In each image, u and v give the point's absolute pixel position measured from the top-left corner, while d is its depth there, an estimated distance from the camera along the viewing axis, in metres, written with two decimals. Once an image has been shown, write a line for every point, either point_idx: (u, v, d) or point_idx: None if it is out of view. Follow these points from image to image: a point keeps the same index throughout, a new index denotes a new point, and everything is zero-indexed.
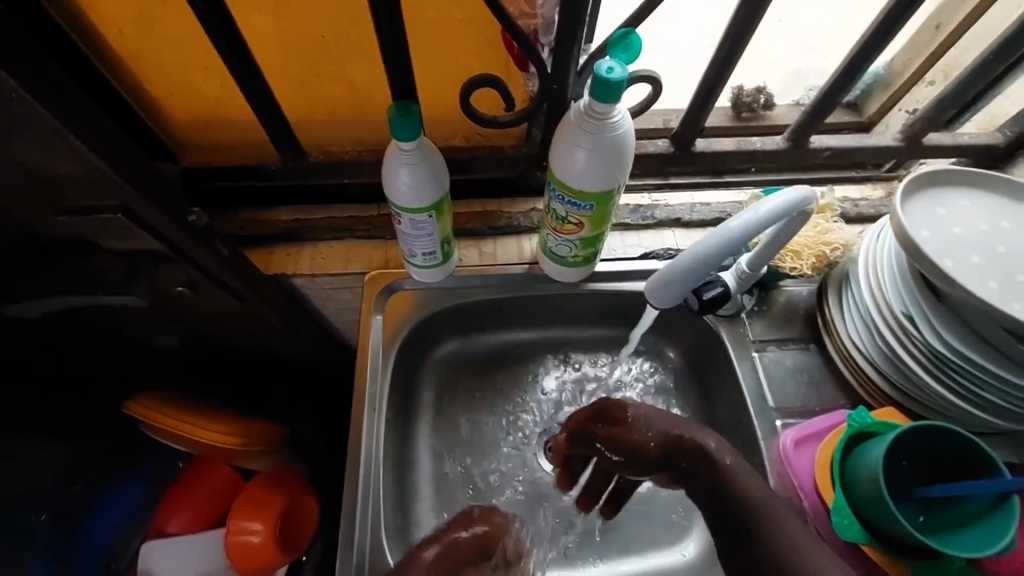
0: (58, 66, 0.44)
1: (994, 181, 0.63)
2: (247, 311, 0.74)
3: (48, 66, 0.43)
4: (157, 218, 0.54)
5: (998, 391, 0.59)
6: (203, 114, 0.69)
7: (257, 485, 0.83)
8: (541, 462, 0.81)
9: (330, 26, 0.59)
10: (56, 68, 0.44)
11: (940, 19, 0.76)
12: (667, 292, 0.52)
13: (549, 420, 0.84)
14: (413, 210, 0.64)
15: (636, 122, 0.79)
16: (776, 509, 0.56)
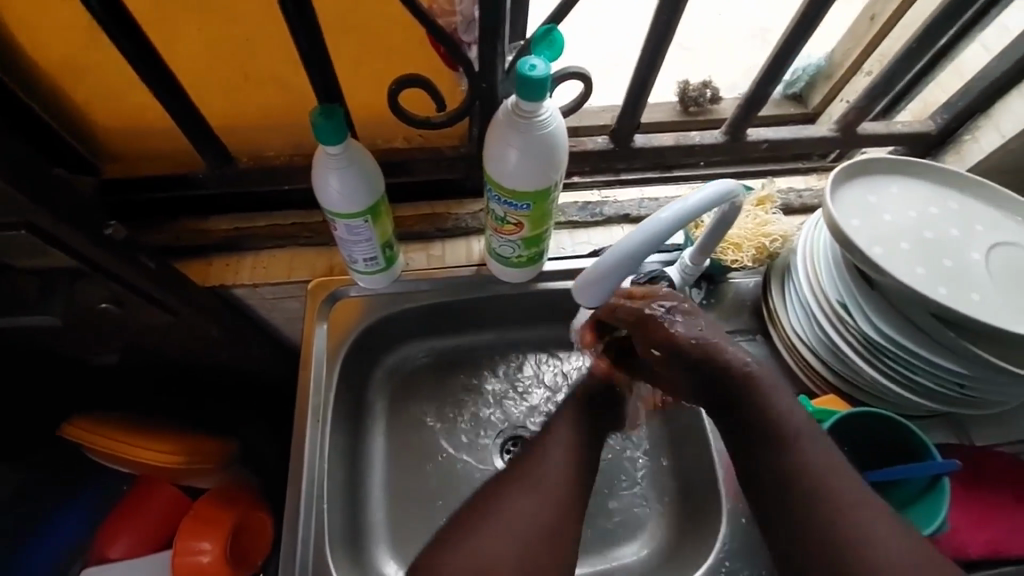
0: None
1: (924, 168, 0.63)
2: (183, 325, 0.71)
3: None
4: (66, 233, 0.51)
5: (930, 375, 0.60)
6: (120, 122, 0.66)
7: (204, 504, 0.81)
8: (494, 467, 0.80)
9: (243, 28, 0.57)
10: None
11: (875, 10, 0.77)
12: (598, 288, 0.52)
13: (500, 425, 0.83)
14: (347, 215, 0.62)
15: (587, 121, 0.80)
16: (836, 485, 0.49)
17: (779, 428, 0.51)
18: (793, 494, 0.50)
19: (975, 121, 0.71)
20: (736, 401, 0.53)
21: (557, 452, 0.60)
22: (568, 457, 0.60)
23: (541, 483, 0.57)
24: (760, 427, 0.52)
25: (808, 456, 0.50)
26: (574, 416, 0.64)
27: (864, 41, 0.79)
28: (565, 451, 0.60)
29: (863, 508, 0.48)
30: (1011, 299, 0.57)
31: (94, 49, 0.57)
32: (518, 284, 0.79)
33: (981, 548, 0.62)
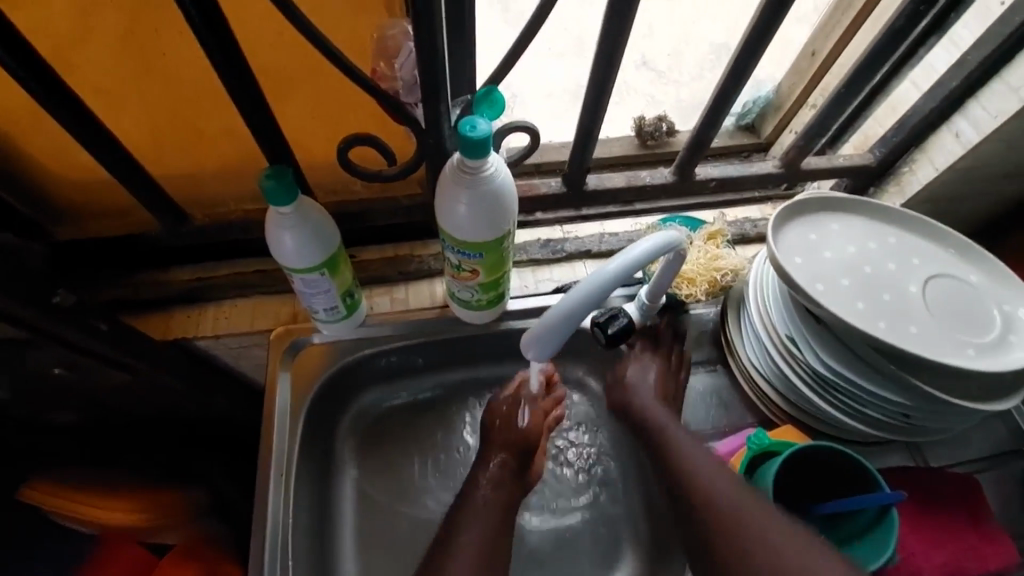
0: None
1: (859, 205, 0.66)
2: (143, 383, 0.71)
3: None
4: (10, 306, 0.51)
5: (876, 405, 0.62)
6: (72, 186, 0.67)
7: (171, 562, 0.80)
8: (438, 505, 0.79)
9: (187, 90, 0.58)
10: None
11: (815, 47, 0.80)
12: (544, 341, 0.54)
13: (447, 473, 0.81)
14: (303, 270, 0.62)
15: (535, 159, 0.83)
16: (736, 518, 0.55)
17: (669, 448, 0.63)
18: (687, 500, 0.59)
19: (911, 154, 0.75)
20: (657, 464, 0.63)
21: (469, 537, 0.62)
22: (484, 539, 0.63)
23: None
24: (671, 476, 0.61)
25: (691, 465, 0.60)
26: (483, 501, 0.66)
27: (807, 75, 0.82)
28: (482, 527, 0.64)
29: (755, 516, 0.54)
30: (947, 329, 0.59)
31: (27, 114, 0.57)
32: (482, 325, 0.80)
33: (937, 569, 0.64)
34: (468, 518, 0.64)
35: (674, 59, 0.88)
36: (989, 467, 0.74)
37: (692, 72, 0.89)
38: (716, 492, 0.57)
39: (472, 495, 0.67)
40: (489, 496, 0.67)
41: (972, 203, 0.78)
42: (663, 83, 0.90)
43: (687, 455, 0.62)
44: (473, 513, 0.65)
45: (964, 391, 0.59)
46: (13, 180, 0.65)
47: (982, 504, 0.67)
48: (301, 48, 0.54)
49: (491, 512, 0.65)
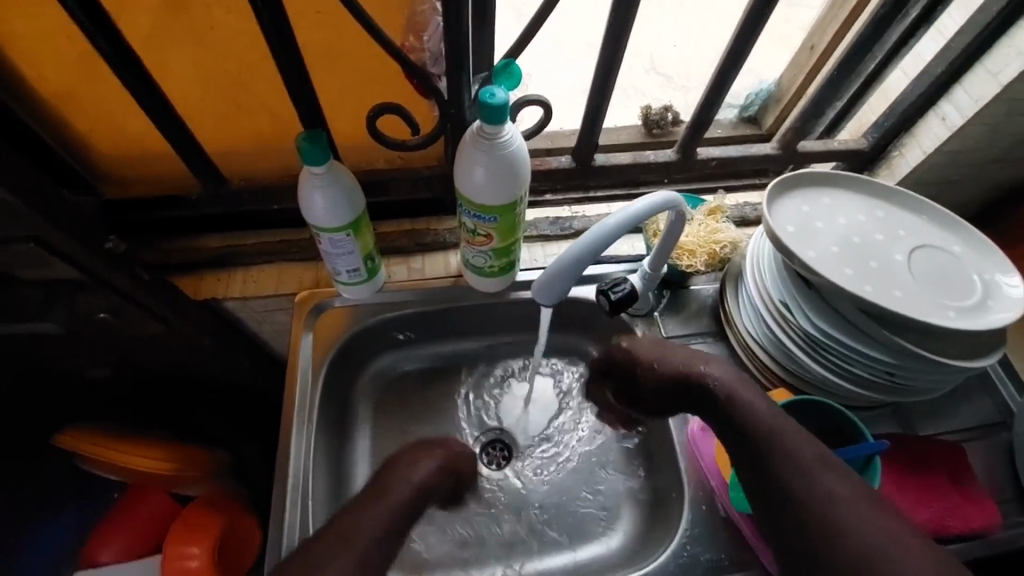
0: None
1: (852, 181, 0.71)
2: (178, 338, 0.76)
3: None
4: (69, 244, 0.57)
5: (863, 365, 0.66)
6: (122, 148, 0.72)
7: (195, 510, 0.84)
8: None
9: (237, 61, 0.64)
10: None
11: (814, 40, 0.83)
12: (552, 289, 0.59)
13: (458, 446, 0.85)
14: (331, 229, 0.67)
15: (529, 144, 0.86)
16: (835, 495, 0.50)
17: (741, 409, 0.58)
18: (760, 462, 0.54)
19: (900, 139, 0.79)
20: (736, 433, 0.58)
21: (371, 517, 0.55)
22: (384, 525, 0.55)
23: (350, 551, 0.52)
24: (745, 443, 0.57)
25: (762, 424, 0.56)
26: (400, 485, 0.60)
27: (806, 67, 0.85)
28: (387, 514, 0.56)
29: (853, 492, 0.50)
30: (930, 293, 0.63)
31: (99, 83, 0.63)
32: (494, 294, 0.84)
33: (922, 526, 0.67)
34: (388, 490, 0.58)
35: (684, 66, 0.92)
36: (977, 437, 0.77)
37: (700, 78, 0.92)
38: (784, 449, 0.54)
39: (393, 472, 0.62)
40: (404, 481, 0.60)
41: (964, 185, 0.82)
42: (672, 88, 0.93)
43: (755, 406, 0.58)
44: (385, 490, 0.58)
45: (945, 350, 0.63)
46: (70, 145, 0.70)
47: (964, 466, 0.71)
48: (339, 24, 0.60)
49: (390, 509, 0.57)
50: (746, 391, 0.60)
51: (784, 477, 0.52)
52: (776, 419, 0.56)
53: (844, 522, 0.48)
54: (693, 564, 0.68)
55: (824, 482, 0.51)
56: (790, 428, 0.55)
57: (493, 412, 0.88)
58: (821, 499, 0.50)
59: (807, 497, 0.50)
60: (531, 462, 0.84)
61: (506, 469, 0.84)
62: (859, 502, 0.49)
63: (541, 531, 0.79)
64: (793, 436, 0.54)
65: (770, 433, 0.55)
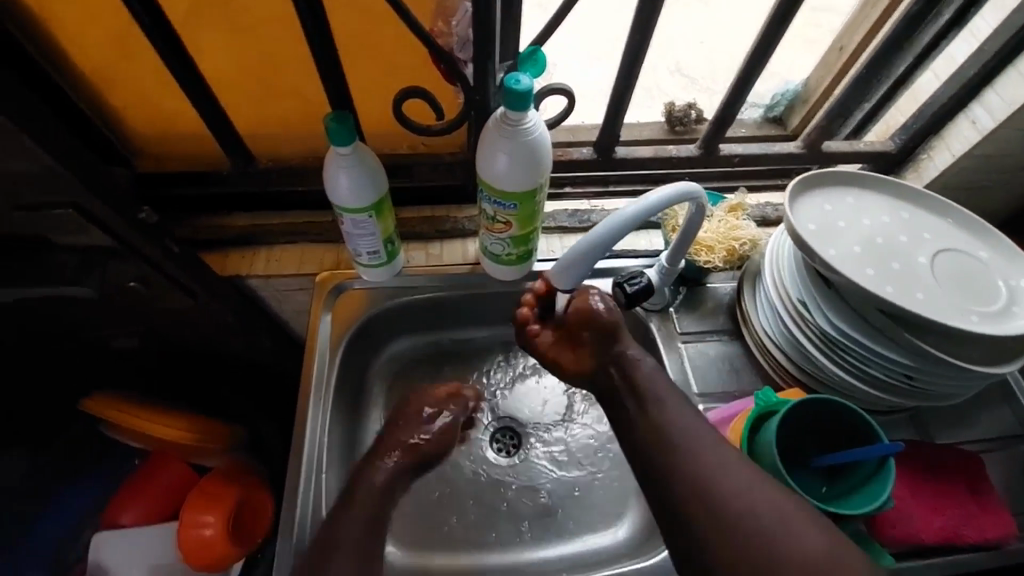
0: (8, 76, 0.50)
1: (877, 182, 0.70)
2: (202, 312, 0.79)
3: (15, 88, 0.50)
4: (104, 212, 0.59)
5: (881, 367, 0.65)
6: (157, 125, 0.75)
7: (212, 482, 0.86)
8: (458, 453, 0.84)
9: (271, 42, 0.65)
10: (7, 77, 0.49)
11: (843, 41, 0.82)
12: (569, 275, 0.59)
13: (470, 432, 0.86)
14: (354, 210, 0.69)
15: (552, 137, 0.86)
16: (733, 488, 0.53)
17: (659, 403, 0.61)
18: (663, 460, 0.57)
19: (929, 141, 0.78)
20: (641, 426, 0.61)
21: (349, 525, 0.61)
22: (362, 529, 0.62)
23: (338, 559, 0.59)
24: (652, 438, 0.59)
25: (675, 423, 0.59)
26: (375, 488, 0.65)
27: (834, 68, 0.84)
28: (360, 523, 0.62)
29: (750, 484, 0.53)
30: (954, 297, 0.62)
31: (140, 59, 0.65)
32: (510, 283, 0.85)
33: (935, 534, 0.66)
34: (372, 488, 0.65)
35: (708, 67, 0.92)
36: (996, 448, 0.75)
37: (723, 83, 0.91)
38: (692, 444, 0.57)
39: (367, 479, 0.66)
40: (379, 483, 0.66)
41: (994, 191, 0.80)
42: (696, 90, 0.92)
43: (674, 404, 0.61)
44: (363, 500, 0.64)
45: (968, 356, 0.62)
46: (108, 119, 0.73)
47: (981, 475, 0.70)
48: (372, 7, 0.61)
49: (368, 517, 0.63)
50: (662, 385, 0.63)
51: (686, 474, 0.55)
52: (685, 419, 0.59)
53: (743, 512, 0.52)
54: None
55: (721, 475, 0.54)
56: (699, 428, 0.58)
57: (504, 400, 0.89)
58: (719, 493, 0.53)
59: (708, 488, 0.53)
60: (540, 451, 0.85)
61: (515, 456, 0.84)
62: (756, 491, 0.53)
63: (548, 519, 0.80)
64: (701, 434, 0.58)
65: (678, 433, 0.58)
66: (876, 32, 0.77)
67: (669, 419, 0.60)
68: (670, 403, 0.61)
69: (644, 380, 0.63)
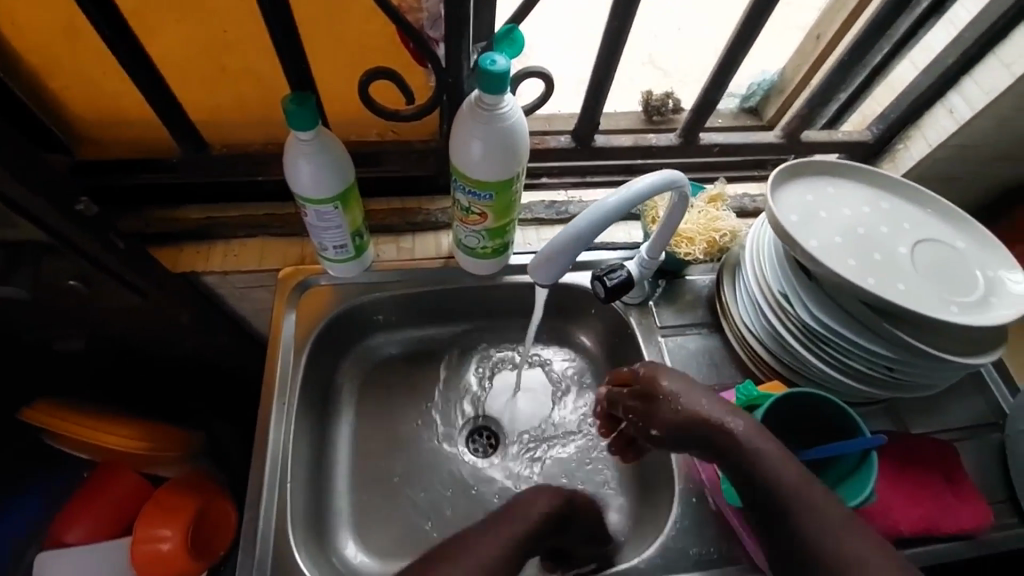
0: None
1: (855, 171, 0.70)
2: (153, 310, 0.72)
3: None
4: (36, 204, 0.54)
5: (862, 359, 0.65)
6: (98, 109, 0.68)
7: (166, 492, 0.80)
8: (430, 455, 0.81)
9: (224, 19, 0.60)
10: None
11: (820, 30, 0.80)
12: (551, 268, 0.56)
13: (443, 430, 0.83)
14: (318, 201, 0.64)
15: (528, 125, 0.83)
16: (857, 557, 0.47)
17: (754, 461, 0.54)
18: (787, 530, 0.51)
19: (906, 131, 0.78)
20: (746, 485, 0.54)
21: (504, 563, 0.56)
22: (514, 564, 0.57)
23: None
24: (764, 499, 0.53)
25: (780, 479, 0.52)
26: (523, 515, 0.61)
27: (811, 58, 0.82)
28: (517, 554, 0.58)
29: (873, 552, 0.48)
30: (932, 287, 0.62)
31: (75, 34, 0.59)
32: (485, 277, 0.82)
33: (912, 525, 0.66)
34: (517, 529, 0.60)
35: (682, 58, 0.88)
36: (969, 437, 0.76)
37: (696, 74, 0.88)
38: (803, 507, 0.51)
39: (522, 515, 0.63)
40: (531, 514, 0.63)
41: (966, 182, 0.81)
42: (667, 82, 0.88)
43: (776, 462, 0.53)
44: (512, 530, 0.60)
45: (945, 346, 0.62)
46: (41, 100, 0.66)
47: (955, 466, 0.70)
48: None
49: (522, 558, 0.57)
50: (772, 453, 0.54)
51: (807, 543, 0.50)
52: (786, 473, 0.52)
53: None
54: (681, 557, 0.66)
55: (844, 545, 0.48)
56: (811, 489, 0.52)
57: (481, 396, 0.86)
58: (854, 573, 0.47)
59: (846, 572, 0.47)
60: (517, 451, 0.82)
61: (491, 457, 0.82)
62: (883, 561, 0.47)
63: None
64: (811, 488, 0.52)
65: (786, 485, 0.52)
66: (853, 20, 0.76)
67: (782, 485, 0.52)
68: (777, 466, 0.53)
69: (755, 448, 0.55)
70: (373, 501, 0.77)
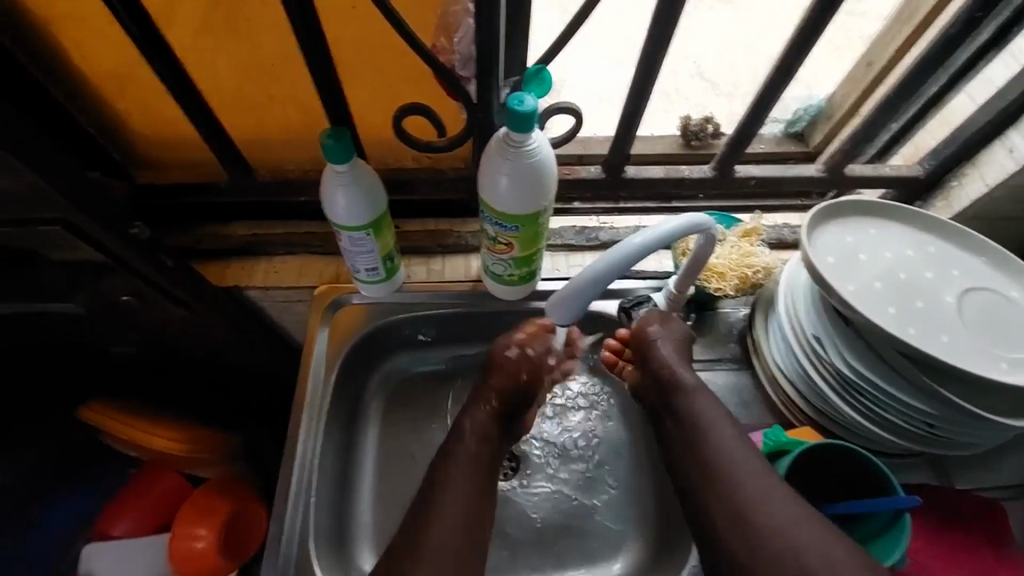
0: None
1: (901, 213, 0.66)
2: (199, 323, 0.77)
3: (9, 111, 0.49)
4: (95, 229, 0.58)
5: (899, 412, 0.62)
6: (155, 134, 0.73)
7: (204, 494, 0.85)
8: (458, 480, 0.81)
9: (270, 54, 0.63)
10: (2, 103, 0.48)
11: (872, 56, 0.76)
12: (567, 307, 0.57)
13: None
14: (350, 227, 0.67)
15: (559, 153, 0.83)
16: (743, 488, 0.54)
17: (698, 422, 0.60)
18: (699, 486, 0.57)
19: (961, 168, 0.74)
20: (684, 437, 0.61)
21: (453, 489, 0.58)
22: (466, 494, 0.58)
23: (444, 522, 0.56)
24: (694, 459, 0.59)
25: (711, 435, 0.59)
26: (470, 446, 0.62)
27: (860, 86, 0.78)
28: (463, 486, 0.59)
29: (756, 485, 0.54)
30: (980, 341, 0.58)
31: (136, 69, 0.64)
32: (513, 302, 0.83)
33: None
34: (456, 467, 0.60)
35: (732, 71, 0.86)
36: (1019, 496, 0.71)
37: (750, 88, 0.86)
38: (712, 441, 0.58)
39: (460, 445, 0.62)
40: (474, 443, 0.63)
41: None
42: (717, 95, 0.88)
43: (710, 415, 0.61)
44: (455, 468, 0.60)
45: (992, 406, 0.58)
46: (102, 125, 0.71)
47: (1003, 528, 0.66)
48: (369, 21, 0.59)
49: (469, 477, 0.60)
50: (712, 413, 0.61)
51: (702, 477, 0.57)
52: (724, 437, 0.59)
53: (779, 546, 0.50)
54: None
55: (735, 477, 0.55)
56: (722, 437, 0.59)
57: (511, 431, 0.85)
58: (759, 536, 0.51)
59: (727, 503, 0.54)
60: (542, 474, 0.82)
61: (512, 480, 0.81)
62: (804, 528, 0.51)
63: (549, 551, 0.77)
64: (724, 439, 0.58)
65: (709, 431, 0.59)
66: (908, 48, 0.72)
67: (711, 445, 0.58)
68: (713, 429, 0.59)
69: (710, 441, 0.59)
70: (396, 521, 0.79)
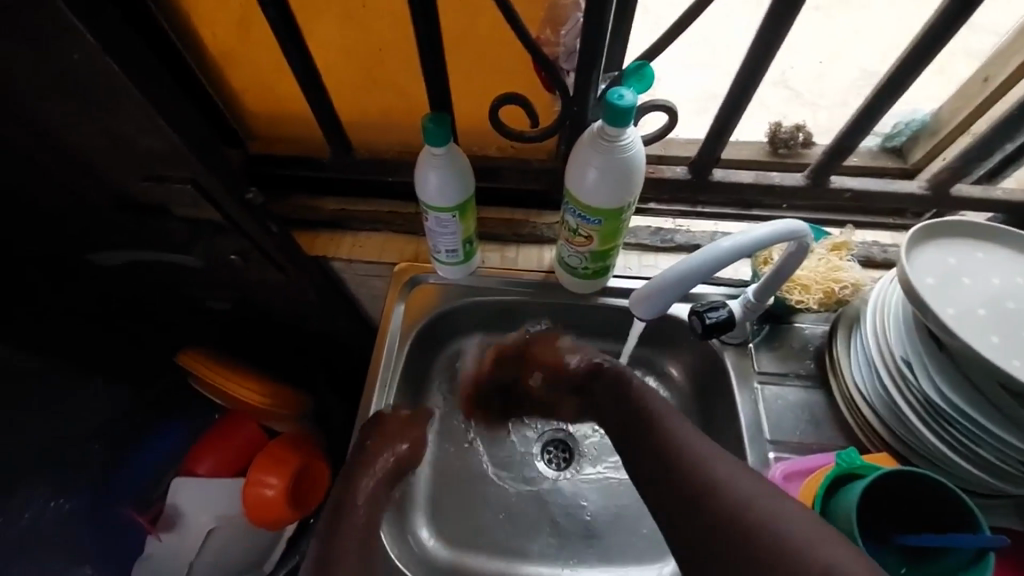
0: (149, 55, 0.53)
1: (1013, 237, 0.62)
2: (290, 286, 0.83)
3: (163, 78, 0.56)
4: (217, 190, 0.65)
5: (992, 447, 0.58)
6: (269, 109, 0.79)
7: (280, 444, 0.91)
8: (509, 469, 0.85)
9: (384, 40, 0.67)
10: (159, 72, 0.55)
11: (989, 71, 0.71)
12: (650, 305, 0.57)
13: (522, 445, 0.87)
14: (439, 208, 0.70)
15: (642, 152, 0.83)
16: (744, 503, 0.52)
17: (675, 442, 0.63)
18: (700, 511, 0.55)
19: None
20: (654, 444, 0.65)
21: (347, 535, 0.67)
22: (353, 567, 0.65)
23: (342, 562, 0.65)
24: (678, 483, 0.59)
25: (701, 460, 0.59)
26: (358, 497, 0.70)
27: (972, 102, 0.74)
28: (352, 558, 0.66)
29: (757, 498, 0.53)
30: None
31: (264, 50, 0.69)
32: (582, 297, 0.83)
33: None
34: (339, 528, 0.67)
35: (819, 82, 0.83)
36: None
37: (834, 97, 0.83)
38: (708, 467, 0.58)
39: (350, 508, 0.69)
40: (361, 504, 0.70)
41: None
42: (800, 104, 0.84)
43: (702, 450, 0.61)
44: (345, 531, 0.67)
45: None
46: (226, 98, 0.78)
47: None
48: (480, 13, 0.61)
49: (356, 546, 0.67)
50: (690, 434, 0.63)
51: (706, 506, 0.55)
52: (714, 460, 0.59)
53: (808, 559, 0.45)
54: None
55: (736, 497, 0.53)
56: (717, 463, 0.58)
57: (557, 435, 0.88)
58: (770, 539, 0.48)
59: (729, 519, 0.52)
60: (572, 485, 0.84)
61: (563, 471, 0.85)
62: (833, 546, 0.46)
63: (592, 545, 0.80)
64: (717, 460, 0.58)
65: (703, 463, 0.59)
66: None
67: (704, 462, 0.58)
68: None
69: (701, 465, 0.58)
70: (451, 496, 0.83)
